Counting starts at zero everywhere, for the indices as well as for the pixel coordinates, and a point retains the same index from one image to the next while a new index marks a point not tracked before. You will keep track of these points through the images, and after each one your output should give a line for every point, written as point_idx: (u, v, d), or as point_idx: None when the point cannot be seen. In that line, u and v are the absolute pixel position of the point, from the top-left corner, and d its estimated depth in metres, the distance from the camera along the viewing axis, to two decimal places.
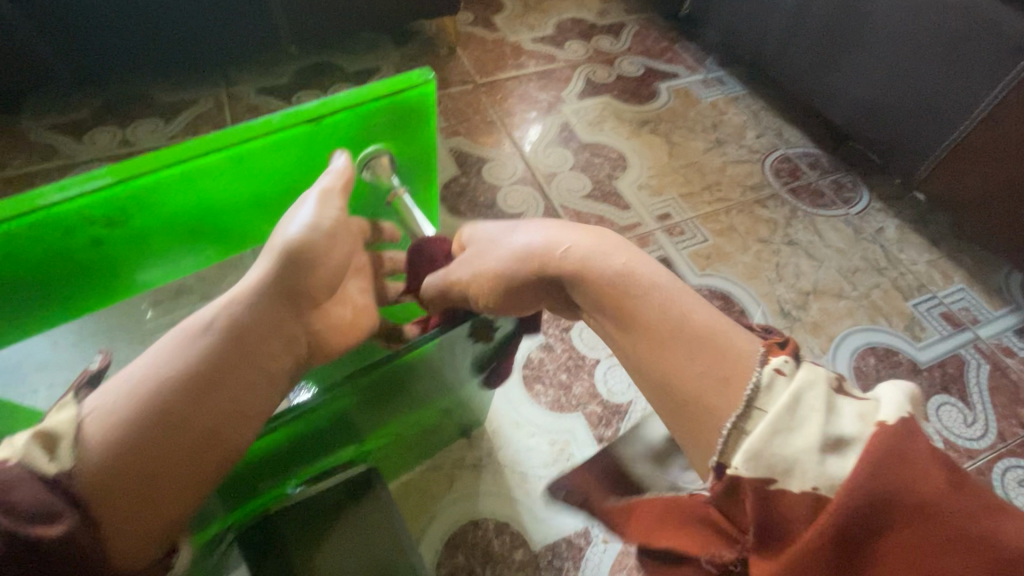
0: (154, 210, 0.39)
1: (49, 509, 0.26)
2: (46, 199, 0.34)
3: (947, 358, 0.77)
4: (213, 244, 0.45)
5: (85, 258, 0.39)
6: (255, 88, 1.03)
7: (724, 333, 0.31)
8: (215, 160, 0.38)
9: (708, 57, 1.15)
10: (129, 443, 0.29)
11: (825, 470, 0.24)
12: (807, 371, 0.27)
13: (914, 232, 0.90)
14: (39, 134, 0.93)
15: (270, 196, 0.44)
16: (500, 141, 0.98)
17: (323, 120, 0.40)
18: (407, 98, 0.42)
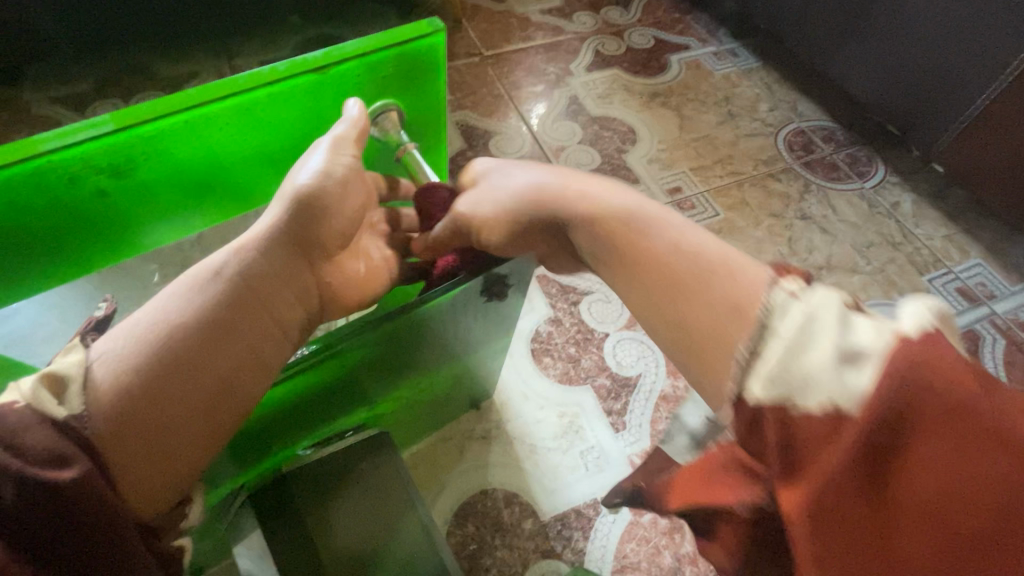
0: (158, 161, 0.38)
1: (61, 454, 0.26)
2: (47, 145, 0.33)
3: (962, 333, 0.76)
4: (218, 200, 0.44)
5: (87, 210, 0.38)
6: (257, 61, 1.01)
7: (730, 267, 0.31)
8: (221, 110, 0.37)
9: (720, 28, 1.12)
10: (143, 386, 0.29)
11: (843, 385, 0.25)
12: (826, 295, 0.27)
13: (931, 207, 0.88)
14: (39, 108, 0.92)
15: (277, 150, 0.43)
16: (507, 114, 0.96)
17: (330, 71, 0.39)
18: (418, 50, 0.41)
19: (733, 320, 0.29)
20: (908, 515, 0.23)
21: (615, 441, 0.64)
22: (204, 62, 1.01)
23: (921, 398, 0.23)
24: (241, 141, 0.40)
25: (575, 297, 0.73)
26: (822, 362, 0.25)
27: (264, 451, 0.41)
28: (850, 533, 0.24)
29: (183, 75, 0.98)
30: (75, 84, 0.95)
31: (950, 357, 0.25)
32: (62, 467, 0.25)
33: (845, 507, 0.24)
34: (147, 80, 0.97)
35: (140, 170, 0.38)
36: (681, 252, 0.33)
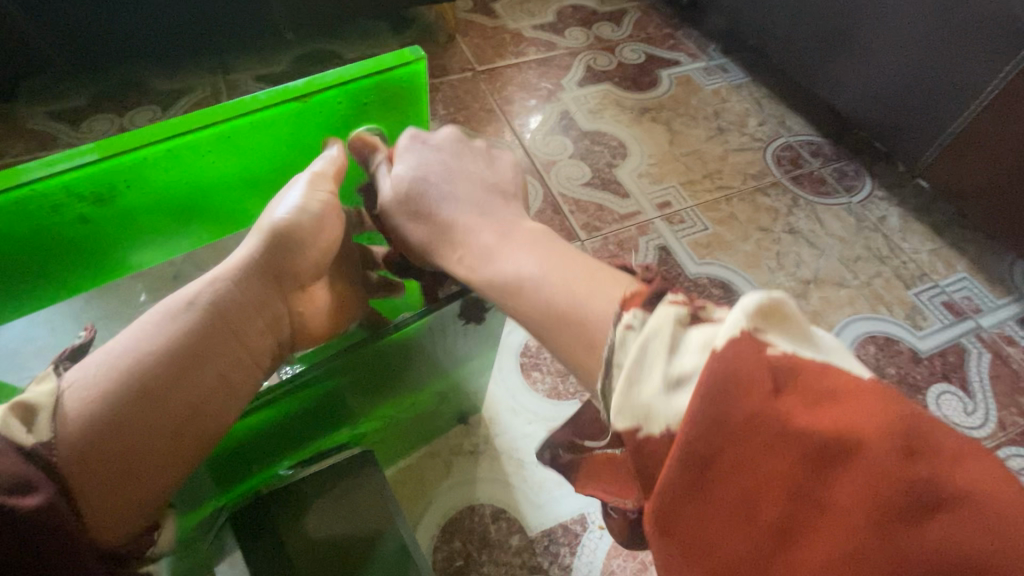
0: (139, 188, 0.39)
1: (27, 481, 0.26)
2: (27, 177, 0.34)
3: (949, 346, 0.76)
4: (202, 226, 0.45)
5: (69, 237, 0.39)
6: (253, 76, 1.03)
7: (585, 302, 0.32)
8: (200, 139, 0.38)
9: (710, 44, 1.13)
10: (111, 415, 0.30)
11: (670, 408, 0.26)
12: (664, 315, 0.28)
13: (917, 221, 0.89)
14: (35, 122, 0.93)
15: (260, 176, 0.44)
16: (499, 129, 0.97)
17: (310, 100, 0.40)
18: (398, 78, 0.42)
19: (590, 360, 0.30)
20: (732, 514, 0.24)
21: None
22: (199, 77, 1.02)
23: (731, 405, 0.24)
24: (224, 168, 0.41)
25: None
26: (657, 387, 0.27)
27: (244, 473, 0.41)
28: (687, 536, 0.25)
29: (179, 89, 1.00)
30: (71, 98, 0.96)
31: (767, 356, 0.25)
32: (23, 496, 0.25)
33: (677, 513, 0.25)
34: (143, 95, 0.98)
35: (123, 197, 0.38)
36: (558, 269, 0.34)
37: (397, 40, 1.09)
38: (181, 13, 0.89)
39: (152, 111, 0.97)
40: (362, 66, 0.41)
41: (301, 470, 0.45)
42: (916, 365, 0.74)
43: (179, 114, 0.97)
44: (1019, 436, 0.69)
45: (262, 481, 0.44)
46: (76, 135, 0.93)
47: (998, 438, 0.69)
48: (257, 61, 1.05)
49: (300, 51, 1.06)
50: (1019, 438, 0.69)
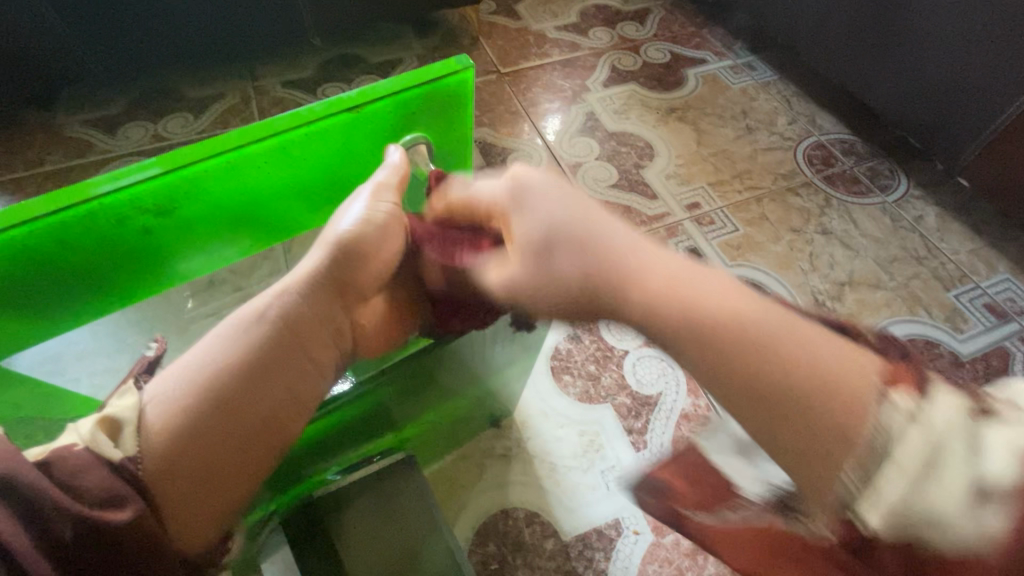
0: (204, 199, 0.40)
1: (116, 495, 0.27)
2: (101, 189, 0.36)
3: (991, 350, 0.74)
4: (256, 235, 0.45)
5: (138, 247, 0.40)
6: (280, 81, 1.04)
7: (827, 365, 0.27)
8: (261, 150, 0.39)
9: (737, 41, 1.12)
10: (190, 431, 0.31)
11: (976, 522, 0.24)
12: (948, 410, 0.26)
13: (956, 220, 0.87)
14: (72, 130, 0.96)
15: (316, 185, 0.45)
16: (524, 131, 0.97)
17: (365, 109, 0.41)
18: (447, 85, 0.42)
19: (842, 442, 0.26)
20: None
21: (635, 459, 0.64)
22: (228, 84, 1.04)
23: None
24: (280, 178, 0.42)
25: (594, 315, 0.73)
26: (952, 491, 0.25)
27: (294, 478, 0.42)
28: None
29: (210, 96, 1.01)
30: (106, 106, 0.99)
31: None
32: (117, 510, 0.27)
33: None
34: (175, 102, 1.01)
35: (184, 208, 0.39)
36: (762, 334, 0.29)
37: (421, 44, 1.09)
38: (212, 22, 0.91)
39: (184, 118, 0.99)
40: (415, 75, 0.41)
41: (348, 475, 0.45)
42: (957, 369, 0.72)
43: (210, 120, 0.99)
44: None
45: (310, 486, 0.45)
46: (111, 142, 0.95)
47: None
48: (284, 66, 1.06)
49: (326, 56, 1.07)
50: None
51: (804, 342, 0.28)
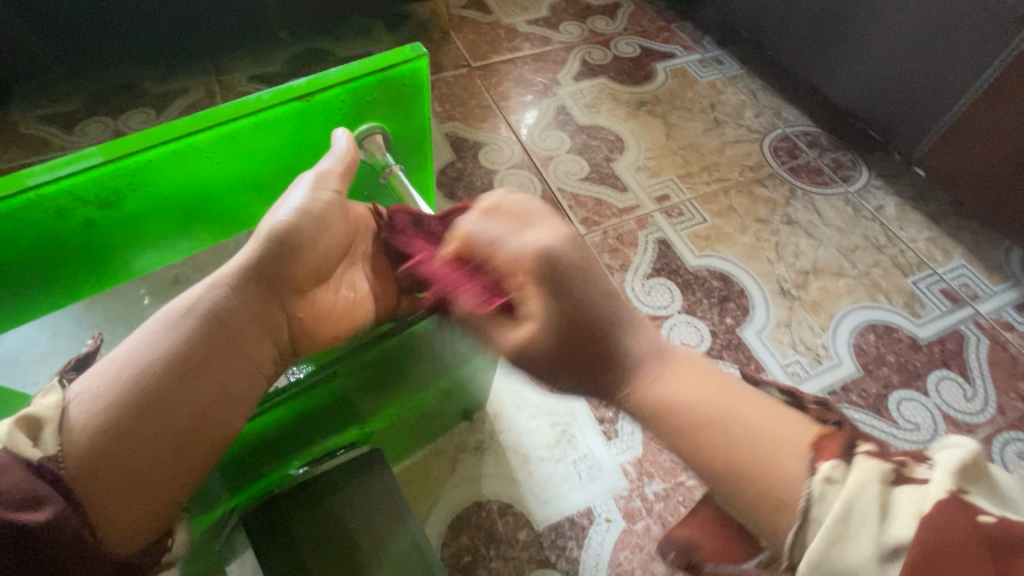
0: (146, 191, 0.38)
1: (34, 495, 0.26)
2: (32, 181, 0.34)
3: (947, 333, 0.77)
4: (206, 228, 0.44)
5: (78, 243, 0.39)
6: (246, 76, 1.02)
7: (781, 445, 0.28)
8: (205, 140, 0.38)
9: (705, 36, 1.13)
10: (116, 425, 0.31)
11: None
12: (866, 467, 0.26)
13: (914, 210, 0.90)
14: (27, 126, 0.92)
15: (266, 177, 0.44)
16: (496, 125, 0.97)
17: (313, 99, 0.40)
18: (400, 74, 0.42)
19: (775, 511, 0.27)
20: None
21: (608, 448, 0.65)
22: (193, 78, 1.01)
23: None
24: (223, 170, 0.41)
25: None
26: (867, 555, 0.24)
27: (254, 474, 0.42)
28: None
29: (173, 91, 0.99)
30: (64, 101, 0.96)
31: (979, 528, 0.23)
32: (37, 508, 0.26)
33: None
34: (137, 97, 0.98)
35: (119, 202, 0.38)
36: (725, 419, 0.29)
37: (391, 37, 1.08)
38: (172, 13, 0.88)
39: (147, 113, 0.96)
40: (365, 63, 0.41)
41: (311, 469, 0.46)
42: (915, 353, 0.75)
43: (174, 115, 0.96)
44: (1019, 421, 0.70)
45: (274, 482, 0.45)
46: (70, 139, 0.92)
47: (998, 423, 0.70)
48: (250, 61, 1.04)
49: (294, 50, 1.05)
50: (1018, 423, 0.70)
51: (767, 429, 0.29)
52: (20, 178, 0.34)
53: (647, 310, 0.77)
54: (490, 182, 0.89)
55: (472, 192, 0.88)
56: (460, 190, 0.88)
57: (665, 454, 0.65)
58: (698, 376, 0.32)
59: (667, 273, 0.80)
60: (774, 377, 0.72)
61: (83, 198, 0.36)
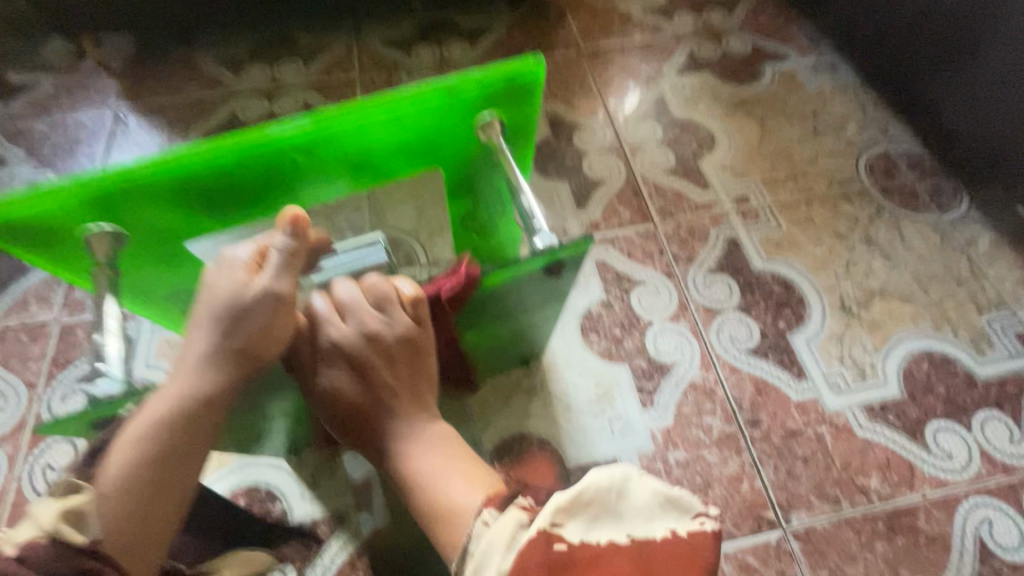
0: (335, 146, 0.45)
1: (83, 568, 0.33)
2: (267, 132, 0.42)
3: (1009, 376, 0.77)
4: (366, 178, 0.51)
5: (275, 178, 0.46)
6: (380, 38, 1.16)
7: (451, 506, 0.40)
8: (387, 113, 0.43)
9: (824, 38, 1.11)
10: (136, 518, 0.36)
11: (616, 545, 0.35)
12: (512, 513, 0.35)
13: (1010, 248, 0.87)
14: (205, 65, 1.11)
15: (422, 147, 0.49)
16: (594, 109, 1.04)
17: (478, 87, 0.44)
18: (538, 74, 0.46)
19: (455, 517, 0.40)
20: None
21: (642, 415, 0.74)
22: (336, 36, 1.16)
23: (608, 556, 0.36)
24: (374, 141, 0.46)
25: (627, 287, 0.83)
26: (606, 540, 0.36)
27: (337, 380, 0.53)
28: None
29: (319, 46, 1.14)
30: (234, 46, 1.14)
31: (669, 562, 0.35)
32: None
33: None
34: (290, 48, 1.14)
35: (288, 163, 0.45)
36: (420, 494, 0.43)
37: (511, 14, 1.17)
38: None
39: (297, 64, 1.12)
40: (522, 59, 0.44)
41: None
42: (968, 388, 0.76)
43: (319, 68, 1.12)
44: None
45: None
46: (236, 79, 1.10)
47: None
48: (384, 25, 1.17)
49: (423, 18, 1.17)
50: None
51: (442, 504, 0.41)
52: (221, 139, 0.41)
53: (702, 301, 0.82)
54: (579, 162, 0.97)
55: (561, 169, 0.96)
56: (551, 166, 0.97)
57: (693, 430, 0.73)
58: (429, 456, 0.45)
59: (730, 270, 0.86)
60: (814, 384, 0.76)
61: (263, 156, 0.43)
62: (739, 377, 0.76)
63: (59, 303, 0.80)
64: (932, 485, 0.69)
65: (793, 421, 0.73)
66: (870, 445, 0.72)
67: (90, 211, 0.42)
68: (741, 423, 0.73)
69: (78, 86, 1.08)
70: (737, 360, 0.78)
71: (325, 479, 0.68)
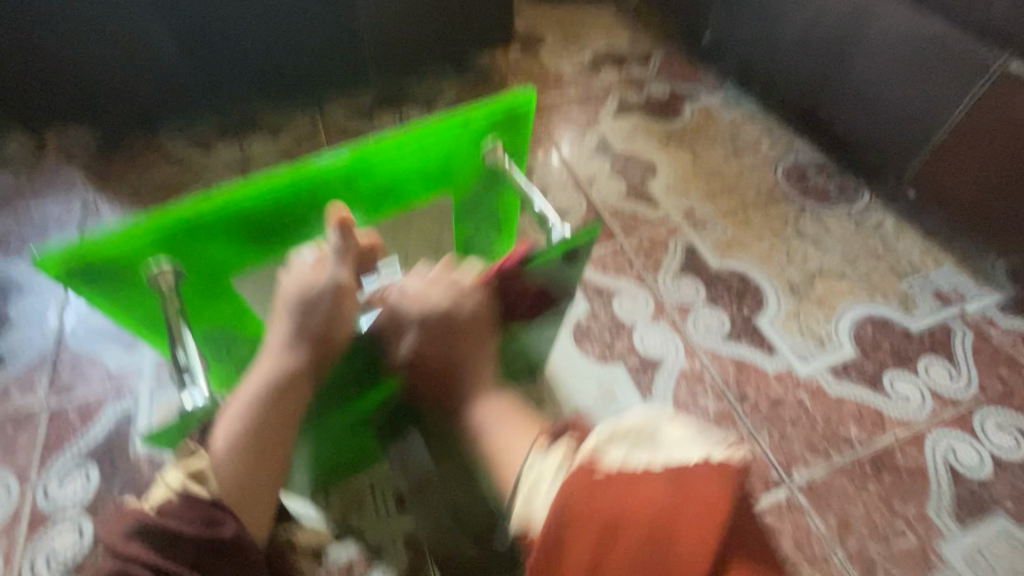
0: (366, 174, 0.52)
1: (212, 519, 0.45)
2: (312, 164, 0.48)
3: (936, 327, 0.90)
4: (389, 206, 0.57)
5: (313, 207, 0.52)
6: (342, 111, 1.25)
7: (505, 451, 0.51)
8: (411, 143, 0.51)
9: (727, 79, 1.32)
10: (241, 483, 0.48)
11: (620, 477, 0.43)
12: (552, 457, 0.47)
13: (910, 226, 1.04)
14: (173, 148, 1.16)
15: (437, 172, 0.56)
16: (549, 153, 1.16)
17: (485, 116, 0.53)
18: (532, 104, 0.55)
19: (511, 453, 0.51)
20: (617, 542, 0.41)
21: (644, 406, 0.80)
22: (299, 112, 1.24)
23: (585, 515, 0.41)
24: (400, 167, 0.53)
25: (608, 297, 0.92)
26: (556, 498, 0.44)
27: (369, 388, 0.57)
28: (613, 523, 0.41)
29: (284, 122, 1.22)
30: (200, 129, 1.19)
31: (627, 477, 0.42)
32: (212, 527, 0.44)
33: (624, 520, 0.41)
34: (256, 126, 1.21)
35: (329, 192, 0.51)
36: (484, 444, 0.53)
37: (459, 81, 1.31)
38: (290, 54, 1.11)
39: (266, 139, 1.19)
40: (519, 92, 0.54)
41: None
42: (907, 341, 0.88)
43: (287, 141, 1.19)
44: (998, 398, 0.82)
45: None
46: (206, 158, 1.15)
47: (980, 400, 0.82)
48: (344, 99, 1.28)
49: (380, 90, 1.29)
50: (997, 400, 0.82)
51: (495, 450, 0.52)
52: (272, 174, 0.47)
53: (675, 301, 0.92)
54: (543, 198, 1.08)
55: None
56: None
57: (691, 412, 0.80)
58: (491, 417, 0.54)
59: (692, 272, 0.96)
60: (785, 356, 0.86)
61: (308, 187, 0.49)
62: (721, 360, 0.85)
63: (46, 386, 0.78)
64: (900, 426, 0.79)
65: (775, 390, 0.82)
66: (842, 401, 0.81)
67: (155, 250, 0.46)
68: (731, 400, 0.81)
69: (44, 180, 1.09)
70: (716, 346, 0.87)
71: (357, 517, 0.68)
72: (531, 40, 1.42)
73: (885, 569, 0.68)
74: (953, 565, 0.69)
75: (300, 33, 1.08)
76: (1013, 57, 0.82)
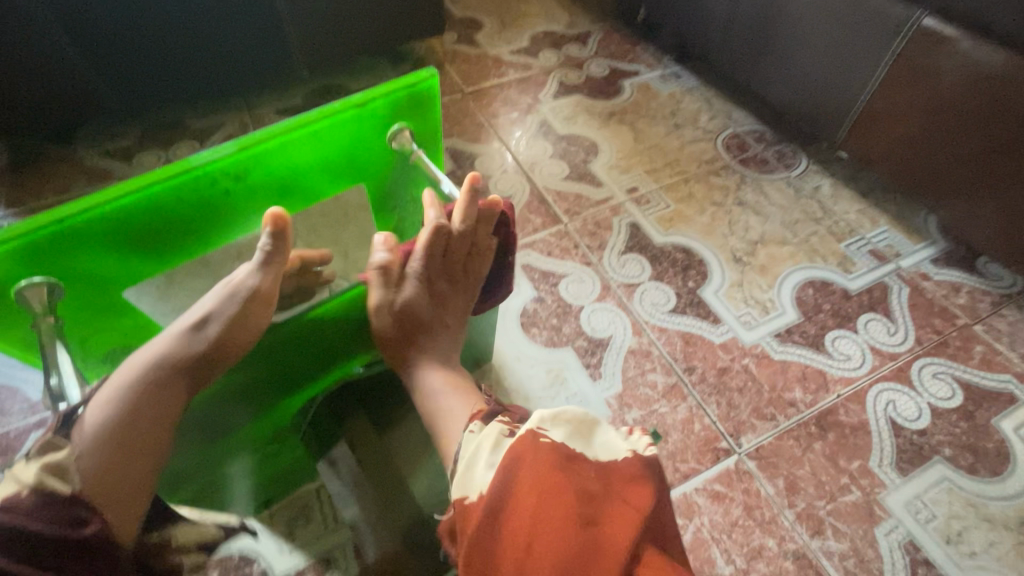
0: (259, 171, 0.49)
1: (78, 518, 0.36)
2: (196, 162, 0.46)
3: (873, 285, 0.92)
4: (293, 204, 0.55)
5: (205, 209, 0.49)
6: (274, 110, 1.20)
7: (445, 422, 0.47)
8: (302, 134, 0.49)
9: (665, 54, 1.32)
10: (112, 476, 0.38)
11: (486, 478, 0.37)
12: (492, 428, 0.41)
13: (846, 188, 1.06)
14: (91, 160, 1.09)
15: (338, 163, 0.54)
16: (490, 139, 1.14)
17: (381, 102, 0.51)
18: (430, 87, 0.53)
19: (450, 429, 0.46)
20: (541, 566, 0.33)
21: (594, 387, 0.80)
22: (228, 114, 1.19)
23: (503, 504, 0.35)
24: (296, 161, 0.51)
25: (554, 281, 0.91)
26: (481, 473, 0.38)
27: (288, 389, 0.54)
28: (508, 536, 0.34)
29: (212, 126, 1.16)
30: (120, 139, 1.13)
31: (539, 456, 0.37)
32: (80, 526, 0.36)
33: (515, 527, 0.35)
34: (183, 132, 1.15)
35: (220, 191, 0.48)
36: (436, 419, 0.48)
37: (395, 71, 1.27)
38: (209, 52, 1.05)
39: (192, 145, 1.13)
40: (415, 76, 0.52)
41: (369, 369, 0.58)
42: (846, 300, 0.90)
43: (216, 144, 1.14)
44: (933, 348, 0.84)
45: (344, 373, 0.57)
46: (128, 168, 1.09)
47: (916, 351, 0.84)
48: (275, 97, 1.22)
49: (313, 86, 1.24)
50: (933, 350, 0.84)
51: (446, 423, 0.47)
52: (151, 176, 0.45)
53: (621, 279, 0.92)
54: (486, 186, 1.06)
55: None
56: None
57: (641, 388, 0.80)
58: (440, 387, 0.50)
59: (637, 249, 0.96)
60: (730, 326, 0.86)
61: (194, 187, 0.47)
62: (668, 334, 0.85)
63: None
64: (842, 384, 0.80)
65: (721, 359, 0.83)
66: (787, 364, 0.82)
67: (20, 264, 0.43)
68: (680, 373, 0.81)
69: None
70: (663, 321, 0.87)
71: (301, 527, 0.66)
72: (467, 26, 1.38)
73: (833, 525, 0.69)
74: (896, 515, 0.70)
75: (214, 31, 1.02)
76: (926, 13, 0.83)
